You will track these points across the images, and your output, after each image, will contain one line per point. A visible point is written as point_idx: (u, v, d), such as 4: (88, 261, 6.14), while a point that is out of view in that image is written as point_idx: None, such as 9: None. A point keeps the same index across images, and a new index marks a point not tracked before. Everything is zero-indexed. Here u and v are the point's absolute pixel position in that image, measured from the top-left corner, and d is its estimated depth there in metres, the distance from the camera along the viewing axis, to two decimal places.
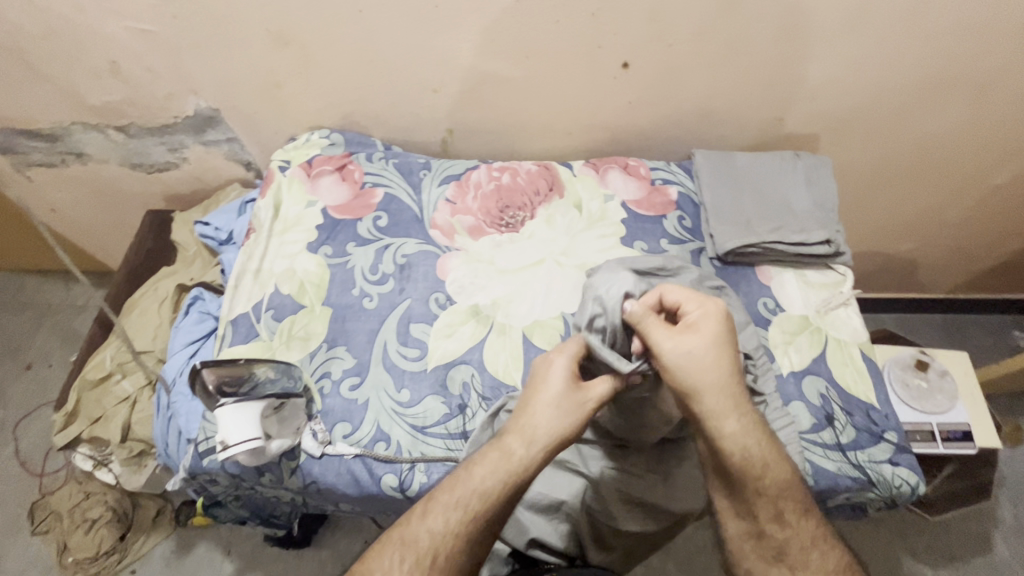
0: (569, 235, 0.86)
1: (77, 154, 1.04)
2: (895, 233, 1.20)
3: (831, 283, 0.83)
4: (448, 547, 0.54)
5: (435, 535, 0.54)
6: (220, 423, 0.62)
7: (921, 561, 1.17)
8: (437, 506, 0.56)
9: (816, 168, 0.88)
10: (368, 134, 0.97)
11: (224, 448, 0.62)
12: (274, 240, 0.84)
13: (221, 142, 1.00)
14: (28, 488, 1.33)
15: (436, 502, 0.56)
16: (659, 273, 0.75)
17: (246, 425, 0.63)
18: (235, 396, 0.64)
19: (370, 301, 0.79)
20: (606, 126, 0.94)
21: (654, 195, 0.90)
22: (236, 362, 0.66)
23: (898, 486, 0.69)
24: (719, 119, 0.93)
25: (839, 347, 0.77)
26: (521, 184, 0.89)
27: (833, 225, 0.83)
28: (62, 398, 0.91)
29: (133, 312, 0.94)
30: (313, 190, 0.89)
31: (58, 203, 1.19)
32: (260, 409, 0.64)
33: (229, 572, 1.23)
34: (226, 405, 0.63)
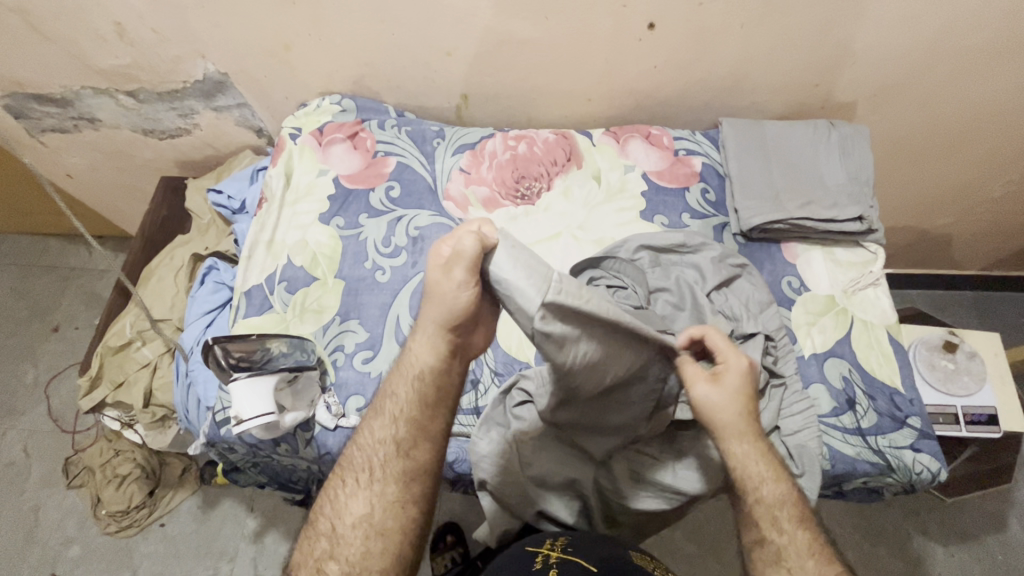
0: (587, 208, 0.83)
1: (89, 119, 1.03)
2: (932, 207, 1.14)
3: (860, 262, 0.79)
4: (378, 455, 0.58)
5: (366, 446, 0.58)
6: (233, 398, 0.62)
7: (933, 538, 1.17)
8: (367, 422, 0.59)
9: (852, 138, 0.83)
10: (381, 101, 0.94)
11: (238, 423, 0.62)
12: (286, 210, 0.83)
13: (232, 107, 0.98)
14: (62, 443, 1.41)
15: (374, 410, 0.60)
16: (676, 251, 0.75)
17: (257, 400, 0.62)
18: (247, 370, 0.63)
19: (382, 274, 0.78)
20: (628, 92, 0.90)
21: (676, 166, 0.86)
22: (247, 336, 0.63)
23: (918, 473, 0.67)
24: (752, 85, 0.88)
25: (865, 329, 0.74)
26: (538, 153, 0.86)
27: (867, 200, 0.79)
28: (85, 364, 0.93)
29: (150, 281, 0.95)
30: (325, 159, 0.87)
31: (74, 168, 1.19)
32: (273, 383, 0.63)
33: (252, 526, 1.30)
34: (238, 380, 0.62)
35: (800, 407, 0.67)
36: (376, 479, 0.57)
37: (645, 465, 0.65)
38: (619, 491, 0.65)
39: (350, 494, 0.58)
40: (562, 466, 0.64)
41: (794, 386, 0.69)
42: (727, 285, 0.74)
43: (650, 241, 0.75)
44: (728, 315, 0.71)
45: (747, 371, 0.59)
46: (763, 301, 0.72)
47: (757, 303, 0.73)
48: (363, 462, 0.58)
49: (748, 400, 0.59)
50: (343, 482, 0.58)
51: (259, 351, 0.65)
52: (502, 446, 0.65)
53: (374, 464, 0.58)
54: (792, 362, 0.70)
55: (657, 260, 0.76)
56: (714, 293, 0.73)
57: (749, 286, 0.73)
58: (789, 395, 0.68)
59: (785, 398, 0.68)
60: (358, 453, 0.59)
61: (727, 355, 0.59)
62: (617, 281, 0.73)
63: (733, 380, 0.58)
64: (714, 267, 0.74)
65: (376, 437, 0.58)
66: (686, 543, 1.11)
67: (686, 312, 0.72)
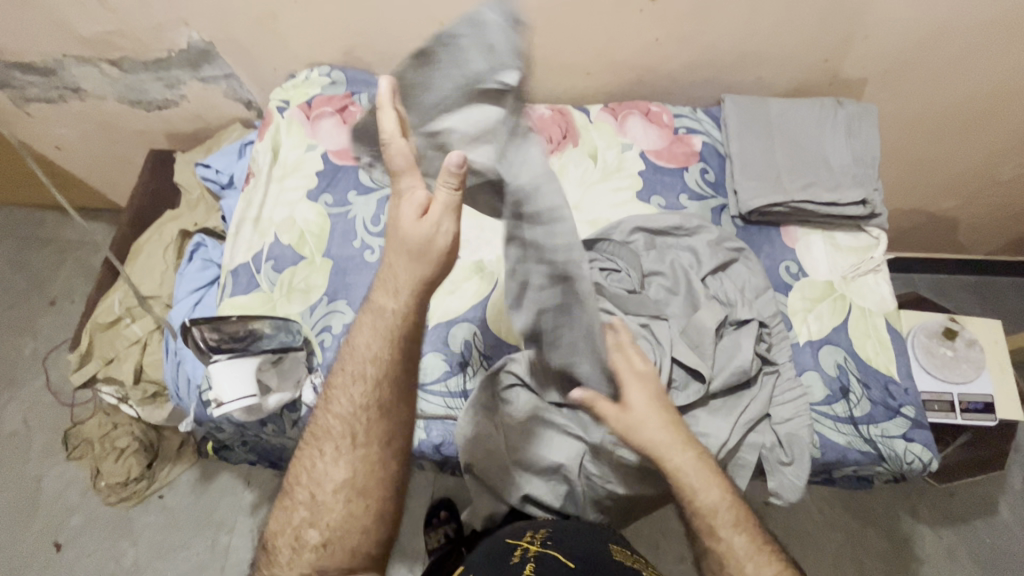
0: (582, 188, 0.81)
1: (74, 89, 1.00)
2: (940, 190, 1.11)
3: (862, 248, 0.77)
4: (359, 421, 0.58)
5: (345, 415, 0.58)
6: (213, 381, 0.61)
7: (923, 521, 1.17)
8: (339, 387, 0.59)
9: (860, 117, 0.80)
10: (372, 73, 0.91)
11: (219, 405, 0.61)
12: (273, 186, 0.81)
13: (219, 78, 0.95)
14: (62, 416, 1.42)
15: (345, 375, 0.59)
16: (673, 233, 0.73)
17: (238, 382, 0.61)
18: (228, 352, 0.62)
19: (371, 254, 0.76)
20: (628, 66, 0.86)
21: (676, 145, 0.83)
22: (227, 317, 0.62)
23: (909, 462, 0.66)
24: (758, 60, 0.84)
25: (863, 317, 0.73)
26: (533, 130, 0.83)
27: (872, 182, 0.76)
28: (76, 340, 0.92)
29: (138, 257, 0.93)
30: (313, 133, 0.84)
31: (63, 140, 1.16)
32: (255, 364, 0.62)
33: (250, 499, 1.32)
34: (218, 361, 0.61)
35: (792, 395, 0.66)
36: (359, 447, 0.57)
37: None
38: (606, 476, 0.64)
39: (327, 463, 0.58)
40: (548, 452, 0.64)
41: (788, 373, 0.67)
42: (723, 271, 0.72)
43: (647, 224, 0.73)
44: (726, 300, 0.70)
45: (653, 389, 0.60)
46: (760, 286, 0.70)
47: (753, 289, 0.71)
48: (341, 431, 0.58)
49: (669, 412, 0.60)
50: (321, 453, 0.58)
51: (241, 333, 0.63)
52: (486, 427, 0.66)
53: (354, 427, 0.58)
54: (786, 349, 0.69)
55: (654, 243, 0.74)
56: (710, 277, 0.71)
57: (745, 271, 0.71)
58: (782, 382, 0.67)
59: (778, 385, 0.67)
60: (336, 424, 0.58)
61: (626, 386, 0.60)
62: (612, 263, 0.72)
63: (648, 416, 0.59)
64: (711, 250, 0.72)
65: (355, 404, 0.58)
66: (677, 521, 1.12)
67: (682, 296, 0.70)
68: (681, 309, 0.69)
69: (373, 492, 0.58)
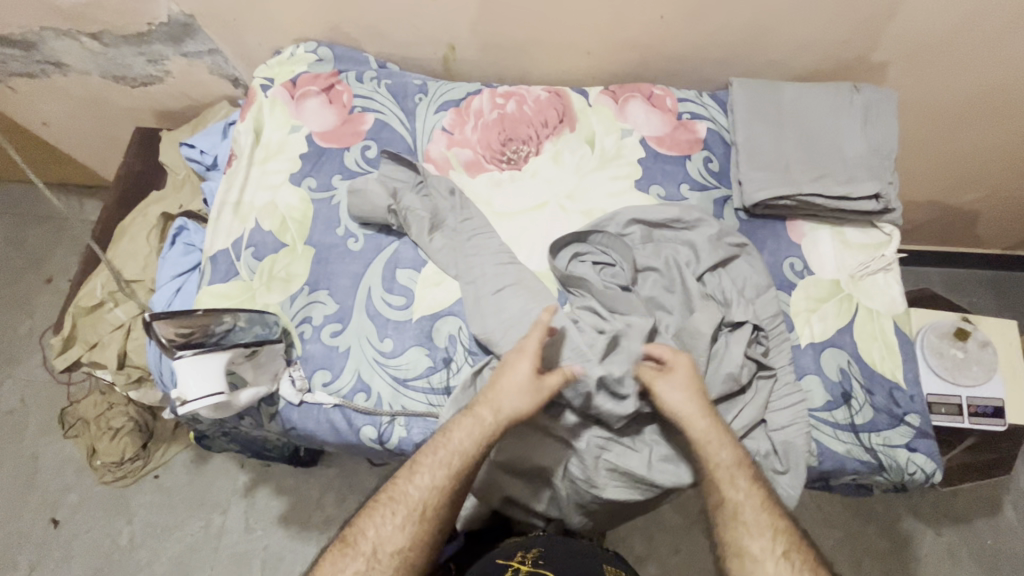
0: (578, 175, 0.76)
1: (56, 63, 0.97)
2: (961, 182, 1.05)
3: (873, 244, 0.72)
4: (434, 501, 0.56)
5: (423, 491, 0.56)
6: (178, 377, 0.57)
7: (923, 521, 1.15)
8: (424, 464, 0.56)
9: (877, 104, 0.75)
10: (361, 50, 0.86)
11: (184, 403, 0.57)
12: (255, 169, 0.78)
13: (203, 53, 0.91)
14: (59, 394, 1.42)
15: (426, 456, 0.57)
16: (671, 227, 0.69)
17: (207, 379, 0.57)
18: (196, 347, 0.57)
19: (355, 242, 0.73)
20: (631, 46, 0.81)
21: (678, 131, 0.78)
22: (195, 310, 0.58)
23: (911, 473, 0.63)
24: (770, 41, 0.79)
25: (870, 318, 0.69)
26: (528, 113, 0.79)
27: (887, 175, 0.71)
28: (60, 323, 0.91)
29: (121, 240, 0.91)
30: (297, 113, 0.80)
31: (49, 116, 1.13)
32: (227, 359, 0.58)
33: (244, 481, 1.32)
34: (183, 358, 0.56)
35: (789, 400, 0.63)
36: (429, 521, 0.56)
37: (615, 452, 0.61)
38: (591, 481, 0.61)
39: (390, 532, 0.55)
40: (541, 450, 0.62)
41: (786, 377, 0.64)
42: (723, 269, 0.68)
43: (642, 215, 0.69)
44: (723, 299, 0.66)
45: (691, 366, 0.60)
46: (762, 285, 0.67)
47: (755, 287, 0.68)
48: (414, 502, 0.56)
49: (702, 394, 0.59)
50: (387, 521, 0.55)
51: (211, 327, 0.59)
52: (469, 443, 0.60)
53: (427, 505, 0.56)
54: (785, 352, 0.65)
55: (649, 236, 0.70)
56: (709, 275, 0.68)
57: (750, 268, 0.68)
58: (779, 387, 0.64)
59: (775, 391, 0.64)
60: (412, 494, 0.56)
61: (668, 354, 0.61)
62: (607, 255, 0.69)
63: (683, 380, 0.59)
64: (711, 246, 0.68)
65: (434, 482, 0.56)
66: (671, 515, 1.10)
67: (678, 294, 0.66)
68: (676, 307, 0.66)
69: (437, 508, 0.56)
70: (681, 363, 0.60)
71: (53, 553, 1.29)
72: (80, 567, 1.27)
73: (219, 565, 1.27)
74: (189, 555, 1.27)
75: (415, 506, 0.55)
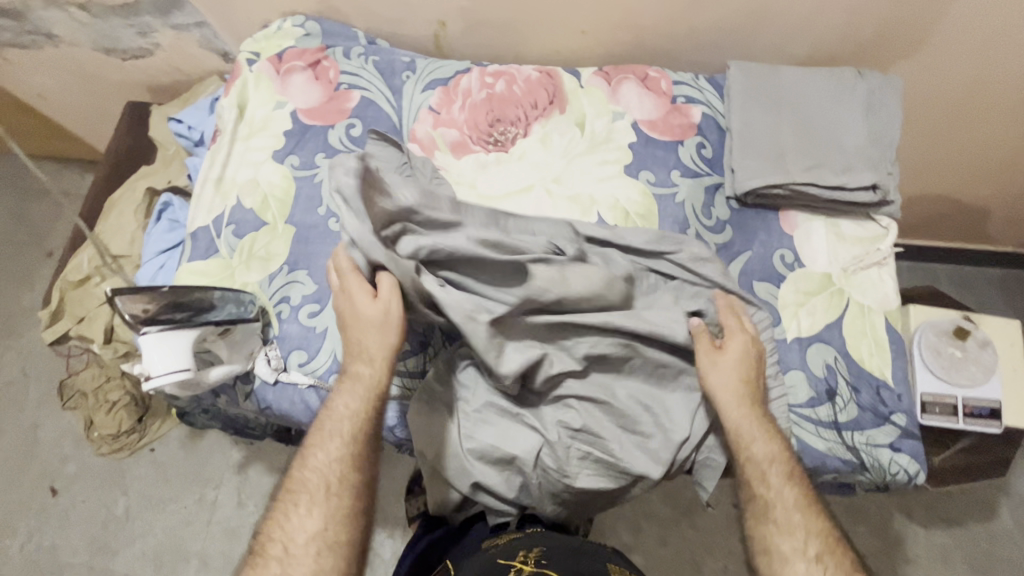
0: (566, 159, 0.74)
1: (46, 34, 0.96)
2: (972, 176, 1.01)
3: (869, 238, 0.70)
4: (335, 475, 0.57)
5: (321, 468, 0.57)
6: (144, 353, 0.56)
7: (915, 521, 1.13)
8: (315, 442, 0.58)
9: (881, 91, 0.71)
10: (350, 25, 0.84)
11: (149, 379, 0.56)
12: (238, 145, 0.77)
13: (192, 26, 0.89)
14: (58, 366, 1.44)
15: (317, 437, 0.58)
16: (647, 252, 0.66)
17: (172, 356, 0.56)
18: (162, 323, 0.56)
19: (336, 222, 0.72)
20: (627, 25, 0.78)
21: (672, 115, 0.75)
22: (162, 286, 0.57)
23: (893, 474, 0.61)
24: (772, 23, 0.75)
25: (861, 314, 0.67)
26: (517, 93, 0.77)
27: (887, 166, 0.68)
28: (48, 296, 0.91)
29: (109, 214, 0.91)
30: (282, 89, 0.79)
31: (44, 88, 1.13)
32: (194, 337, 0.58)
33: (237, 458, 1.34)
34: (149, 334, 0.56)
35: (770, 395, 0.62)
36: (334, 497, 0.56)
37: (580, 443, 0.61)
38: (563, 470, 0.60)
39: (311, 526, 0.55)
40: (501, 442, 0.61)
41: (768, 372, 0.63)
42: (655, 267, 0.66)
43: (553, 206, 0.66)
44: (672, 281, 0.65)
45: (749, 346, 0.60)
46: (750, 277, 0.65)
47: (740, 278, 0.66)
48: (317, 484, 0.57)
49: (750, 375, 0.60)
50: (298, 512, 0.56)
51: (181, 302, 0.58)
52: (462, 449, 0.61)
53: (329, 486, 0.57)
54: (768, 346, 0.64)
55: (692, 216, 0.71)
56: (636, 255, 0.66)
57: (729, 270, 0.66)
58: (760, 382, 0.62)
59: None
60: (312, 477, 0.57)
61: (731, 335, 0.61)
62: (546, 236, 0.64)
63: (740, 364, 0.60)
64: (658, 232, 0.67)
65: (327, 458, 0.57)
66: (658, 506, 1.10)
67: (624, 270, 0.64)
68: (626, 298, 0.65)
69: (342, 482, 0.57)
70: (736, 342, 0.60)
71: (51, 520, 1.32)
72: (76, 534, 1.30)
73: (212, 538, 1.29)
74: (182, 528, 1.30)
75: (318, 485, 0.56)
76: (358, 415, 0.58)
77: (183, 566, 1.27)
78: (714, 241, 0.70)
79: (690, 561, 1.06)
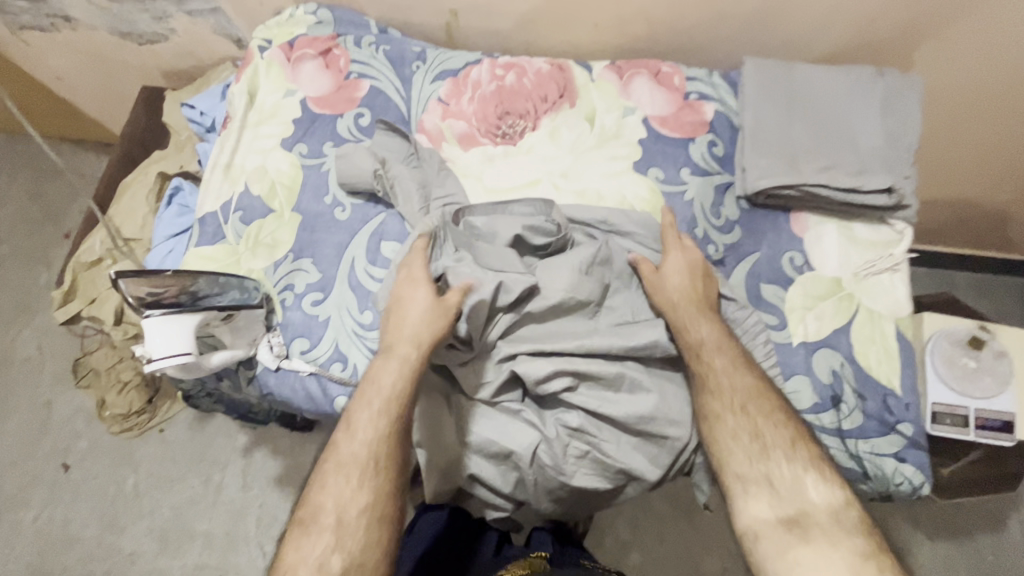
0: (574, 153, 0.73)
1: (64, 17, 0.97)
2: (994, 181, 0.98)
3: (882, 242, 0.68)
4: (382, 449, 0.56)
5: (367, 446, 0.55)
6: (145, 336, 0.56)
7: (920, 530, 1.11)
8: (358, 417, 0.57)
9: (901, 90, 0.69)
10: (361, 13, 0.84)
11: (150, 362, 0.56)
12: (248, 132, 0.77)
13: (206, 12, 0.90)
14: (73, 345, 1.47)
15: (361, 407, 0.57)
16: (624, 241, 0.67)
17: (173, 339, 0.57)
18: (164, 308, 0.56)
19: (341, 211, 0.72)
20: (641, 18, 0.77)
21: (684, 112, 0.74)
22: (165, 271, 0.56)
23: (896, 484, 0.60)
24: (791, 19, 0.73)
25: (870, 320, 0.65)
26: (527, 86, 0.76)
27: (904, 169, 0.67)
28: (61, 277, 0.93)
29: (122, 197, 0.92)
30: (292, 77, 0.79)
31: (63, 71, 1.14)
32: (197, 322, 0.58)
33: (243, 441, 1.36)
34: (151, 316, 0.56)
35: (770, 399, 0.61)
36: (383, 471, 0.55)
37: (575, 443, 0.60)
38: (559, 468, 0.60)
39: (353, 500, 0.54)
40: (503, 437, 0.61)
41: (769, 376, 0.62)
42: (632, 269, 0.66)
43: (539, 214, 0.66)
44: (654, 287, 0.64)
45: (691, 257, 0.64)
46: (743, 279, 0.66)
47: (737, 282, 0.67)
48: (363, 460, 0.55)
49: (700, 282, 0.63)
50: (343, 487, 0.54)
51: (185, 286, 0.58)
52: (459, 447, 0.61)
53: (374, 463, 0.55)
54: (767, 350, 0.63)
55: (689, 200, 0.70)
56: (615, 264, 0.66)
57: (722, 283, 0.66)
58: None
59: None
60: (359, 453, 0.55)
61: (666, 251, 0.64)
62: (543, 237, 0.65)
63: (678, 276, 0.63)
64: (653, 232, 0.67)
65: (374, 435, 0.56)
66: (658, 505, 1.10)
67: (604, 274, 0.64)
68: (624, 304, 0.65)
69: (390, 457, 0.56)
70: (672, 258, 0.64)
71: (63, 495, 1.35)
72: (87, 509, 1.34)
73: (216, 519, 1.31)
74: (189, 507, 1.32)
75: (364, 461, 0.55)
76: (388, 409, 0.57)
77: (188, 544, 1.29)
78: (722, 241, 0.69)
79: (689, 561, 1.06)
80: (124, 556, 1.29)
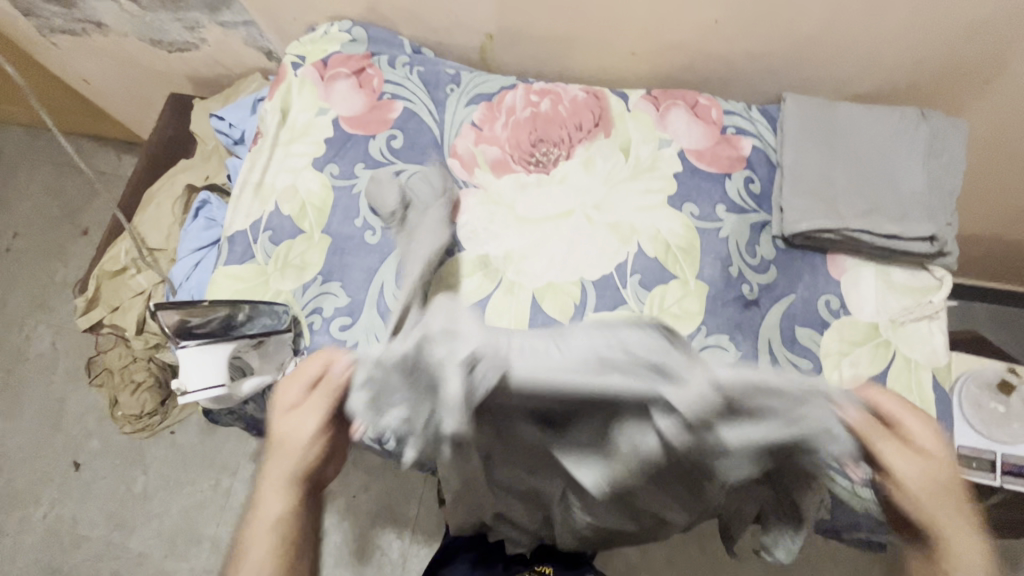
0: (608, 184, 0.73)
1: (96, 23, 0.96)
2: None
3: (920, 288, 0.67)
4: (292, 524, 0.51)
5: (279, 520, 0.50)
6: (181, 367, 0.59)
7: None
8: (267, 490, 0.50)
9: (945, 134, 0.68)
10: (395, 32, 0.83)
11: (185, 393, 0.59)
12: (279, 150, 0.77)
13: (238, 24, 0.89)
14: (87, 343, 1.47)
15: (261, 491, 0.50)
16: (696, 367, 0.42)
17: (208, 369, 0.59)
18: (196, 340, 0.59)
19: (372, 235, 0.71)
20: (679, 48, 0.76)
21: (721, 146, 0.73)
22: (195, 304, 0.59)
23: None
24: (833, 56, 0.72)
25: (907, 368, 0.64)
26: (562, 114, 0.75)
27: (946, 215, 0.66)
28: (85, 283, 0.92)
29: (148, 206, 0.92)
30: (326, 96, 0.78)
31: (90, 73, 1.14)
32: (227, 353, 0.60)
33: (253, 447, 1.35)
34: (188, 346, 0.59)
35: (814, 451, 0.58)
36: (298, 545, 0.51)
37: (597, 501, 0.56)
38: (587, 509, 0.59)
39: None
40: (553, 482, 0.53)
41: None
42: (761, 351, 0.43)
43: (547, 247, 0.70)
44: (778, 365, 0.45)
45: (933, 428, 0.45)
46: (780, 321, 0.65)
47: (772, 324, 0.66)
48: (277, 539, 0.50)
49: (950, 470, 0.45)
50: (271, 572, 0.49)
51: (220, 316, 0.61)
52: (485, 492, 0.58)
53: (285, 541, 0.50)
54: None
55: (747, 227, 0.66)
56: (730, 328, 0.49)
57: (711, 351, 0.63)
58: None
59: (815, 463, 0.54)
60: (271, 535, 0.50)
61: (902, 419, 0.44)
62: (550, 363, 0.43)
63: (927, 449, 0.44)
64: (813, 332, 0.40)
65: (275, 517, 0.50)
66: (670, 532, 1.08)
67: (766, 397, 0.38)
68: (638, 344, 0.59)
69: (301, 526, 0.51)
70: (925, 433, 0.44)
71: (73, 493, 1.35)
72: (96, 509, 1.34)
73: (225, 524, 1.31)
74: (197, 511, 1.32)
75: (287, 537, 0.50)
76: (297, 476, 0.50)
77: (196, 548, 1.29)
78: (757, 280, 0.68)
79: None
80: (132, 557, 1.29)
